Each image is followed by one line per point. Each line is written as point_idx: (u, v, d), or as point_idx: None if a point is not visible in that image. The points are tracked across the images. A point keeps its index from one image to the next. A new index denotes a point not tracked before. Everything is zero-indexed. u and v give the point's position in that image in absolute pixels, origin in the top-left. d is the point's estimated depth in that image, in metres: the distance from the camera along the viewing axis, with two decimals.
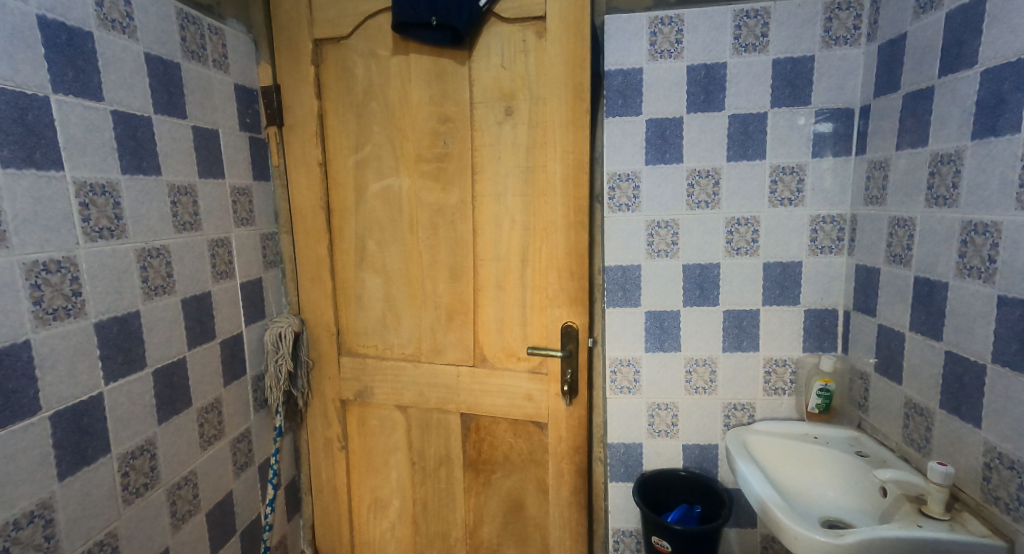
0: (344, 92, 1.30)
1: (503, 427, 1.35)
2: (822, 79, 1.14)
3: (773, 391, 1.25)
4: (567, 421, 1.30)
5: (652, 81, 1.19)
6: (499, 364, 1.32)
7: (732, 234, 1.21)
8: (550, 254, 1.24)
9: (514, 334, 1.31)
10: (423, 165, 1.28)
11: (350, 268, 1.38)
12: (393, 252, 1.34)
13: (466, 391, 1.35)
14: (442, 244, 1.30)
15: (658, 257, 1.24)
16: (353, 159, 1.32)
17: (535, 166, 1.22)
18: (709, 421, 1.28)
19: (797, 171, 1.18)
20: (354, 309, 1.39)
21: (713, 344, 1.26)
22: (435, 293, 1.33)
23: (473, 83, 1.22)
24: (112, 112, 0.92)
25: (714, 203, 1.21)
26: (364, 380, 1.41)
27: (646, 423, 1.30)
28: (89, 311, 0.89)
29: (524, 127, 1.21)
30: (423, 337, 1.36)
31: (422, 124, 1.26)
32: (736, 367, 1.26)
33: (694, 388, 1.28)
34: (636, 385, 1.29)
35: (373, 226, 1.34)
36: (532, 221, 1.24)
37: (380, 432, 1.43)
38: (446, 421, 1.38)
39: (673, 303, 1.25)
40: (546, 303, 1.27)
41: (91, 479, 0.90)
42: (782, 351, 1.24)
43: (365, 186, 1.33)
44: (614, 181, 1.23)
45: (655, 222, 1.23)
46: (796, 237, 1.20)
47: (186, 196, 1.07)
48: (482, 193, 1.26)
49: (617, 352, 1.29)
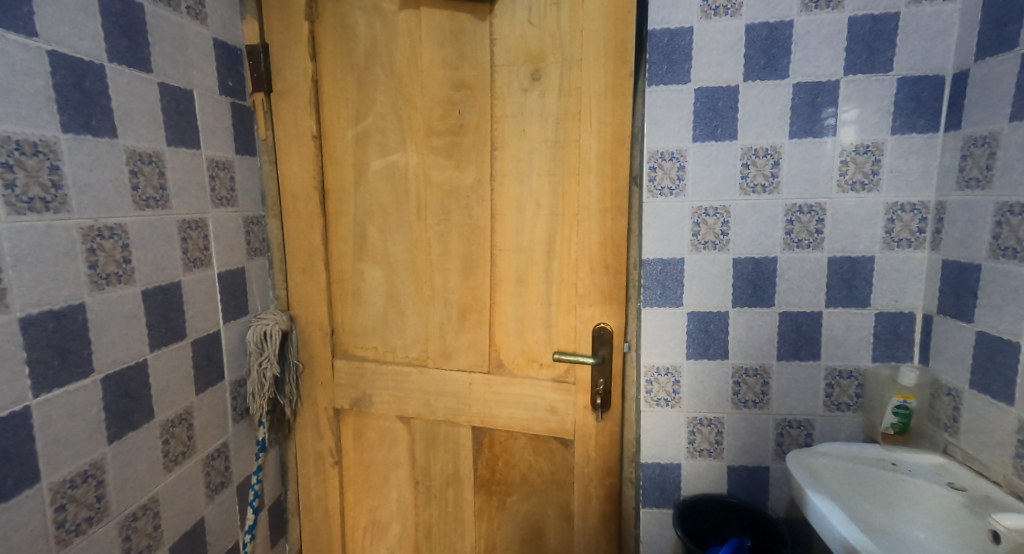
0: (343, 53, 1.12)
1: (520, 444, 1.17)
2: (907, 41, 0.97)
3: (834, 407, 1.09)
4: (597, 438, 1.12)
5: (704, 44, 1.02)
6: (518, 372, 1.15)
7: (792, 223, 1.05)
8: (581, 244, 1.07)
9: (536, 338, 1.13)
10: (434, 139, 1.11)
11: (348, 258, 1.21)
12: (397, 241, 1.17)
13: (480, 401, 1.17)
14: (454, 231, 1.13)
15: (704, 249, 1.08)
16: (352, 133, 1.15)
17: (565, 140, 1.05)
18: (759, 439, 1.13)
19: (873, 151, 1.01)
20: (352, 305, 1.22)
21: (766, 352, 1.10)
22: (444, 288, 1.16)
23: (494, 42, 1.05)
24: (50, 54, 0.74)
25: (772, 186, 1.04)
26: (362, 386, 1.24)
27: (687, 441, 1.14)
28: (13, 302, 0.71)
29: (553, 95, 1.04)
30: (430, 338, 1.18)
31: (433, 91, 1.09)
32: (792, 379, 1.10)
33: (742, 402, 1.12)
34: (675, 398, 1.13)
35: (375, 209, 1.17)
36: (561, 205, 1.07)
37: (379, 445, 1.26)
38: (455, 435, 1.20)
39: (720, 304, 1.09)
40: (576, 301, 1.09)
41: (14, 516, 0.72)
42: (846, 361, 1.08)
43: (365, 163, 1.16)
44: (656, 160, 1.06)
45: (701, 208, 1.06)
46: (868, 228, 1.03)
47: (150, 166, 0.89)
48: (502, 173, 1.09)
49: (654, 360, 1.12)
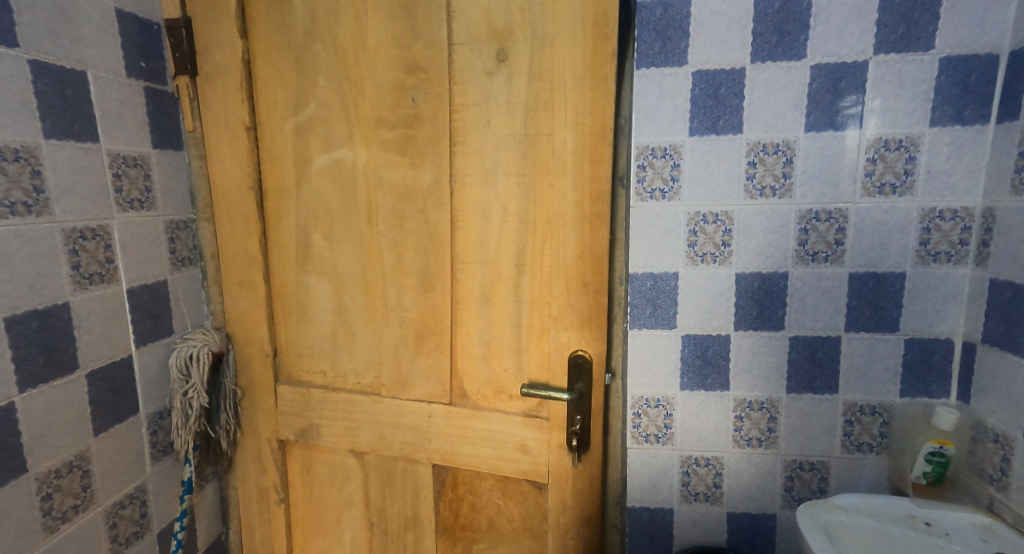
0: (277, 28, 0.95)
1: (488, 485, 1.01)
2: (951, 13, 0.79)
3: (854, 448, 0.93)
4: (574, 481, 0.97)
5: (704, 17, 0.85)
6: (484, 404, 0.99)
7: (807, 233, 0.88)
8: (556, 257, 0.90)
9: (504, 365, 0.97)
10: (384, 132, 0.94)
11: (290, 269, 1.04)
12: (345, 250, 1.01)
13: (441, 436, 1.01)
14: (409, 240, 0.97)
15: (702, 262, 0.91)
16: (292, 125, 0.98)
17: (536, 133, 0.88)
18: (765, 484, 0.97)
19: (907, 147, 0.84)
20: (296, 323, 1.06)
21: (774, 383, 0.93)
22: (399, 305, 0.99)
23: (453, 15, 0.87)
24: None
25: (784, 189, 0.87)
26: (308, 415, 1.08)
27: (680, 483, 0.98)
28: None
29: (522, 79, 0.87)
30: (384, 362, 1.02)
31: (382, 74, 0.92)
32: (804, 415, 0.94)
33: (745, 440, 0.96)
34: (666, 434, 0.97)
35: (319, 213, 1.01)
36: (532, 210, 0.90)
37: (329, 482, 1.11)
38: (414, 473, 1.05)
39: (720, 326, 0.93)
40: (550, 324, 0.93)
41: None
42: (869, 395, 0.91)
43: (307, 160, 0.99)
44: (645, 158, 0.89)
45: (699, 214, 0.90)
46: (898, 239, 0.86)
47: (17, 165, 0.73)
48: (463, 171, 0.92)
49: (642, 390, 0.96)
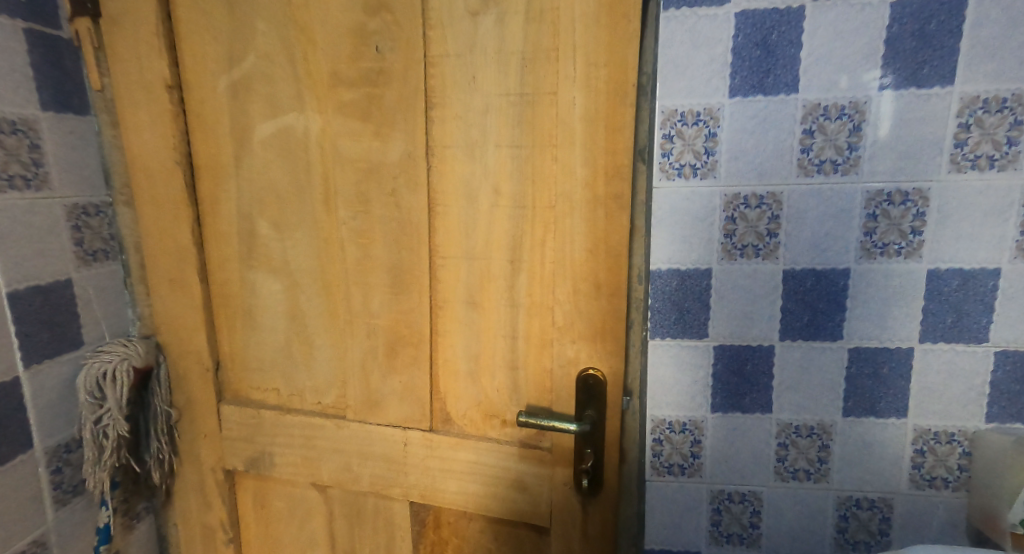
0: None
1: (476, 526, 0.84)
2: None
3: (923, 482, 0.75)
4: (583, 526, 0.80)
5: None
6: (472, 430, 0.81)
7: (876, 219, 0.68)
8: (560, 251, 0.71)
9: (495, 383, 0.78)
10: (342, 92, 0.74)
11: (232, 266, 0.85)
12: (299, 242, 0.81)
13: (419, 469, 0.83)
14: (376, 230, 0.77)
15: (740, 258, 0.71)
16: (225, 83, 0.78)
17: (535, 92, 0.68)
18: (813, 525, 0.79)
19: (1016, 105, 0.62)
20: (242, 331, 0.87)
21: (826, 404, 0.74)
22: (366, 310, 0.80)
23: None
24: None
25: (849, 163, 0.67)
26: (259, 442, 0.89)
27: (708, 523, 0.80)
28: None
29: (517, 20, 0.67)
30: (349, 380, 0.84)
31: (336, 16, 0.71)
32: (865, 443, 0.75)
33: (790, 472, 0.77)
34: (693, 465, 0.78)
35: (265, 196, 0.81)
36: (530, 191, 0.71)
37: (288, 519, 0.92)
38: (387, 511, 0.87)
39: (761, 335, 0.73)
40: (552, 334, 0.74)
41: None
42: (946, 419, 0.73)
43: (247, 128, 0.79)
44: (671, 125, 0.68)
45: (737, 196, 0.69)
46: (995, 226, 0.66)
47: None
48: (442, 142, 0.72)
49: (663, 412, 0.77)
